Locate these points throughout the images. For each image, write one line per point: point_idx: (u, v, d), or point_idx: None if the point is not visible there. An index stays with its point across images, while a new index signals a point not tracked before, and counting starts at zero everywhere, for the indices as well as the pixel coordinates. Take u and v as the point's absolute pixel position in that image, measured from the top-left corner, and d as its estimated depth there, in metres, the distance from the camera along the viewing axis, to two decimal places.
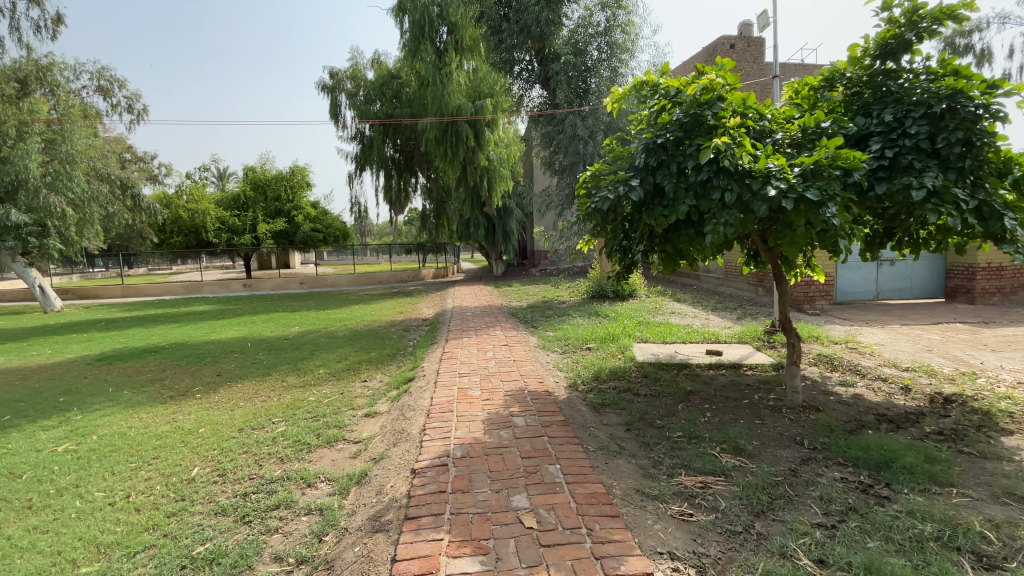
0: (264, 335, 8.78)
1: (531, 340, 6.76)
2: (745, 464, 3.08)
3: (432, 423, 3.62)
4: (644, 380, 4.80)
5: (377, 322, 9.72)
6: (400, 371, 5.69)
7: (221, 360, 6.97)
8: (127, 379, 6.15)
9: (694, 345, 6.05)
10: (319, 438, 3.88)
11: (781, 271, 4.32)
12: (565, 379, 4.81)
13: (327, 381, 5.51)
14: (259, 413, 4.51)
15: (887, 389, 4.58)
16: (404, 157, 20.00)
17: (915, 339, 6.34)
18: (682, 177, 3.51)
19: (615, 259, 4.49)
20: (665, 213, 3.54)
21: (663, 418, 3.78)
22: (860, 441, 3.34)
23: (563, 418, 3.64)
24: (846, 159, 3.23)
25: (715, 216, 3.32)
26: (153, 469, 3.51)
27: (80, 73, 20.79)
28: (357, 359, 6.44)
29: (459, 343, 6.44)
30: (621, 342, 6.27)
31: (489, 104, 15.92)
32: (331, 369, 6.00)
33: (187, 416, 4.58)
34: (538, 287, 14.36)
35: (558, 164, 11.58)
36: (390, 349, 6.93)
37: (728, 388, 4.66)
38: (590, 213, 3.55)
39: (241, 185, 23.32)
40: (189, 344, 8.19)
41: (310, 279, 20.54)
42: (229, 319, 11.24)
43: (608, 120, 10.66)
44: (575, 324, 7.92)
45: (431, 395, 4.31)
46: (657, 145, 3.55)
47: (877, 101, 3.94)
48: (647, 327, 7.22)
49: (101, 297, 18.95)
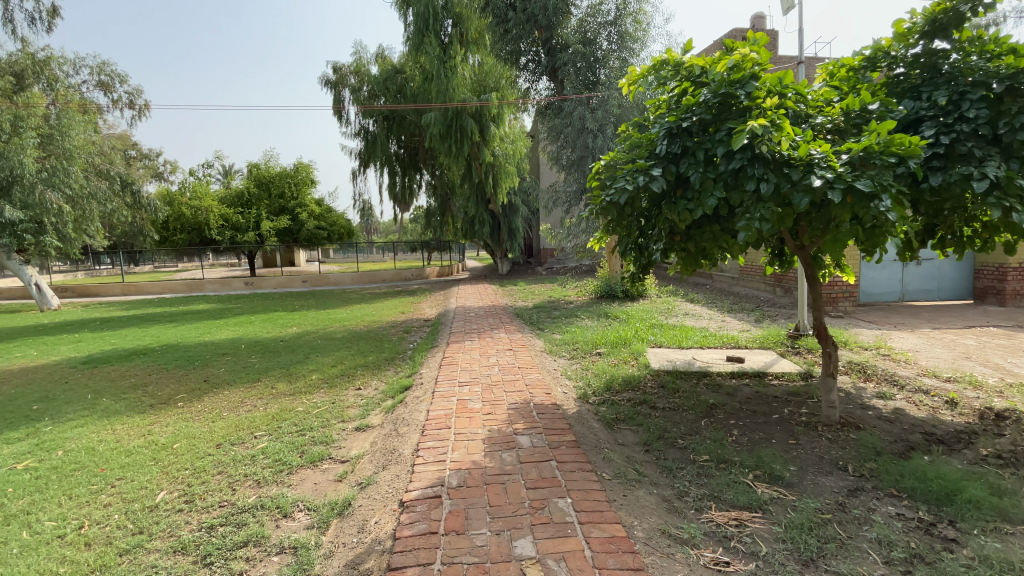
0: (259, 336, 8.45)
1: (538, 344, 6.36)
2: (785, 496, 2.67)
3: (427, 441, 3.23)
4: (661, 391, 4.40)
5: (377, 323, 9.36)
6: (397, 378, 5.30)
7: (211, 364, 6.63)
8: (110, 386, 5.83)
9: (712, 351, 5.64)
10: (303, 456, 3.50)
11: (815, 273, 3.89)
12: (574, 390, 4.40)
13: (318, 388, 5.13)
14: (241, 426, 4.15)
15: (930, 402, 4.13)
16: (408, 154, 19.62)
17: (951, 344, 5.88)
18: (710, 166, 3.10)
19: (630, 257, 4.09)
20: (689, 207, 3.13)
21: (685, 438, 3.38)
22: (913, 468, 2.92)
23: (573, 437, 3.23)
24: (900, 145, 2.80)
25: (748, 210, 2.91)
26: (114, 494, 3.16)
27: (79, 67, 20.74)
28: (352, 364, 6.07)
29: (460, 348, 6.04)
30: (634, 347, 5.86)
31: (494, 99, 15.48)
32: (325, 375, 5.63)
33: (164, 429, 4.23)
34: (544, 287, 13.96)
35: (565, 160, 11.04)
36: (388, 353, 6.55)
37: (754, 400, 4.24)
38: (605, 207, 3.14)
39: (246, 182, 22.95)
40: (180, 346, 7.87)
41: (313, 278, 20.25)
42: (226, 318, 10.93)
43: (618, 112, 10.04)
44: (584, 326, 7.51)
45: (427, 408, 3.91)
46: (682, 129, 3.14)
47: (926, 83, 3.50)
48: (661, 331, 6.79)
49: (101, 295, 18.74)
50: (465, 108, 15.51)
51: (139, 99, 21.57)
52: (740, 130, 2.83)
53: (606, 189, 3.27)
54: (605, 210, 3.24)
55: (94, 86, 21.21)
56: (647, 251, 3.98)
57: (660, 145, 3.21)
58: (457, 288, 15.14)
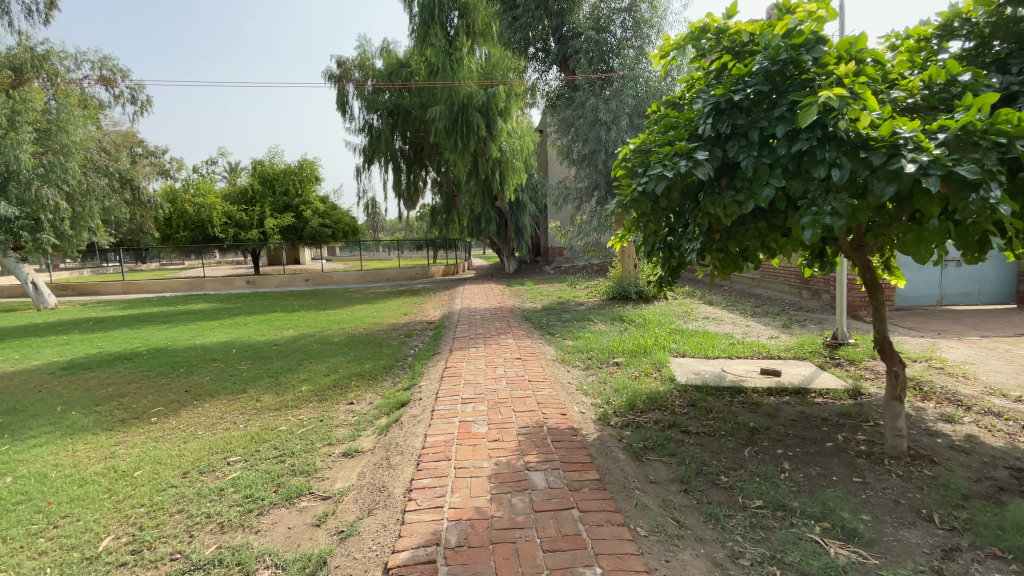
0: (253, 339, 7.98)
1: (549, 352, 5.83)
2: (867, 560, 2.13)
3: (423, 477, 2.72)
4: (691, 411, 3.86)
5: (377, 325, 8.85)
6: (394, 390, 4.78)
7: (196, 371, 6.15)
8: (85, 395, 5.36)
9: (743, 362, 5.08)
10: (277, 490, 2.99)
11: (876, 277, 3.35)
12: (593, 410, 3.85)
13: (306, 402, 4.62)
14: (216, 449, 3.66)
15: (1005, 427, 3.57)
16: (414, 150, 19.09)
17: (1008, 355, 5.29)
18: (766, 150, 2.56)
19: (659, 258, 3.57)
20: (738, 199, 2.60)
21: (729, 475, 2.85)
22: (1018, 521, 2.36)
23: (596, 475, 2.70)
24: (1009, 121, 2.24)
25: (816, 202, 2.37)
26: (54, 538, 2.68)
27: (81, 62, 20.44)
28: (347, 372, 5.56)
29: (464, 356, 5.50)
30: (655, 357, 5.30)
31: (501, 92, 14.95)
32: (316, 386, 5.11)
33: (129, 452, 3.75)
34: (553, 287, 13.40)
35: (576, 154, 10.44)
36: (387, 360, 6.03)
37: (800, 423, 3.70)
38: (635, 201, 2.64)
39: (250, 179, 22.63)
40: (168, 350, 7.41)
41: (315, 276, 19.82)
42: (222, 319, 10.48)
43: (634, 102, 9.36)
44: (598, 332, 6.96)
45: (424, 432, 3.38)
46: (732, 105, 2.61)
47: (1017, 54, 2.91)
48: (684, 338, 6.23)
49: (101, 294, 18.40)
50: (472, 101, 15.04)
51: (141, 94, 21.24)
52: (808, 104, 2.29)
53: (636, 177, 2.77)
54: (637, 202, 2.73)
55: (95, 81, 20.86)
56: (679, 251, 3.47)
57: (702, 124, 2.68)
58: (462, 288, 14.61)
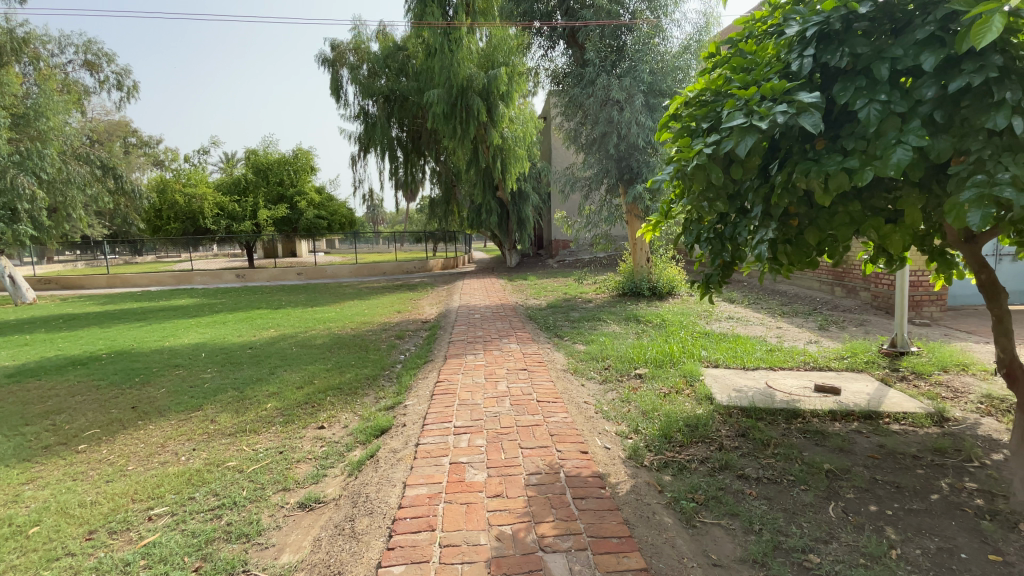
0: (228, 340, 7.18)
1: (558, 360, 5.05)
2: None
3: (394, 562, 1.92)
4: (744, 444, 3.08)
5: (366, 325, 8.05)
6: (375, 409, 3.98)
7: (153, 380, 5.34)
8: (16, 411, 4.56)
9: (791, 376, 4.30)
10: (201, 567, 2.20)
11: (995, 278, 2.56)
12: (620, 443, 3.06)
13: (269, 425, 3.82)
14: (140, 495, 2.87)
15: None
16: (411, 138, 18.17)
17: None
18: (898, 93, 1.78)
19: (706, 250, 2.79)
20: (854, 166, 1.83)
21: (821, 553, 2.06)
22: None
23: (640, 562, 1.89)
24: None
25: (982, 168, 1.61)
26: None
27: (65, 45, 19.56)
28: (325, 384, 4.76)
29: (460, 366, 4.69)
30: (685, 367, 4.49)
31: (503, 74, 14.10)
32: (284, 403, 4.30)
33: (33, 496, 2.96)
34: (558, 282, 12.53)
35: (585, 138, 9.54)
36: (371, 368, 5.22)
37: (884, 463, 2.92)
38: (700, 168, 1.82)
39: (244, 169, 21.74)
40: (130, 353, 6.61)
41: (308, 269, 18.97)
42: (200, 316, 9.68)
43: (650, 79, 8.48)
44: (613, 335, 6.16)
45: (403, 481, 2.57)
46: (841, 28, 1.84)
47: None
48: (714, 343, 5.41)
49: (85, 288, 17.62)
50: (472, 85, 14.25)
51: (128, 79, 20.37)
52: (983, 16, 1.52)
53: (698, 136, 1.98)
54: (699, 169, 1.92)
55: (80, 66, 19.99)
56: (735, 242, 2.69)
57: (796, 58, 1.90)
58: (463, 283, 13.80)
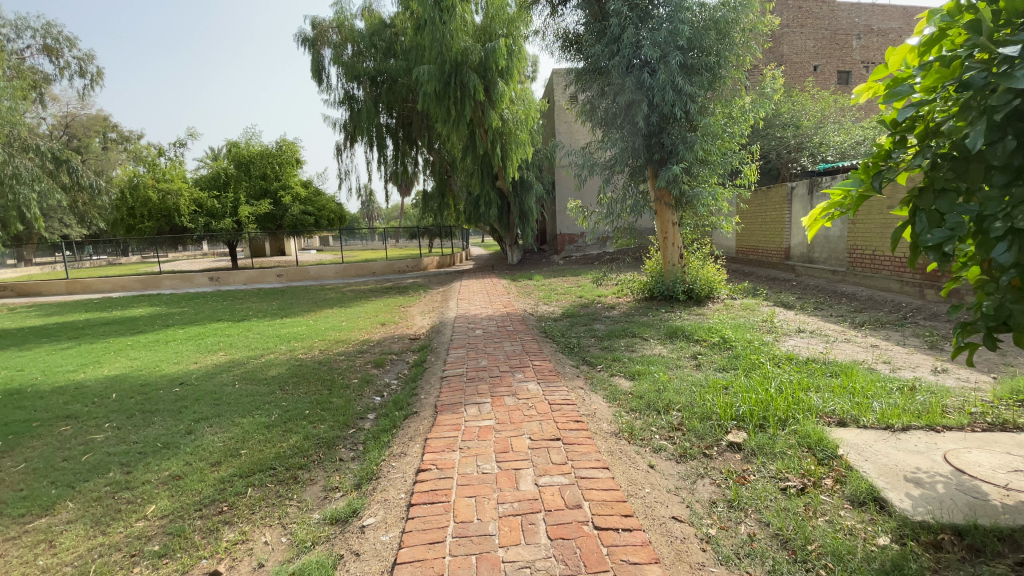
0: (157, 371, 5.54)
1: (601, 411, 3.47)
2: None
3: None
4: None
5: (341, 344, 6.44)
6: (318, 521, 2.39)
7: (18, 447, 3.70)
8: None
9: (980, 449, 2.72)
10: None
11: None
12: None
13: (132, 563, 2.24)
14: None
15: None
16: (402, 124, 16.42)
17: None
18: None
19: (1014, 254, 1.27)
20: None
21: None
22: None
23: None
24: None
25: None
26: None
27: (20, 28, 17.93)
28: (255, 456, 3.15)
29: (457, 428, 3.09)
30: (805, 432, 2.91)
31: (502, 47, 12.41)
32: (179, 501, 2.71)
33: None
34: (568, 283, 10.95)
35: (604, 112, 7.93)
36: (330, 422, 3.62)
37: None
38: None
39: (222, 163, 19.98)
40: (20, 395, 4.97)
41: (289, 270, 17.30)
42: (145, 333, 8.03)
43: (689, 33, 6.90)
44: (664, 361, 4.58)
45: None
46: None
47: None
48: (819, 380, 3.80)
49: (44, 295, 15.97)
50: (467, 60, 12.58)
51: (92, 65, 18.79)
52: None
53: None
54: None
55: (38, 51, 18.38)
56: None
57: None
58: (461, 283, 12.22)
